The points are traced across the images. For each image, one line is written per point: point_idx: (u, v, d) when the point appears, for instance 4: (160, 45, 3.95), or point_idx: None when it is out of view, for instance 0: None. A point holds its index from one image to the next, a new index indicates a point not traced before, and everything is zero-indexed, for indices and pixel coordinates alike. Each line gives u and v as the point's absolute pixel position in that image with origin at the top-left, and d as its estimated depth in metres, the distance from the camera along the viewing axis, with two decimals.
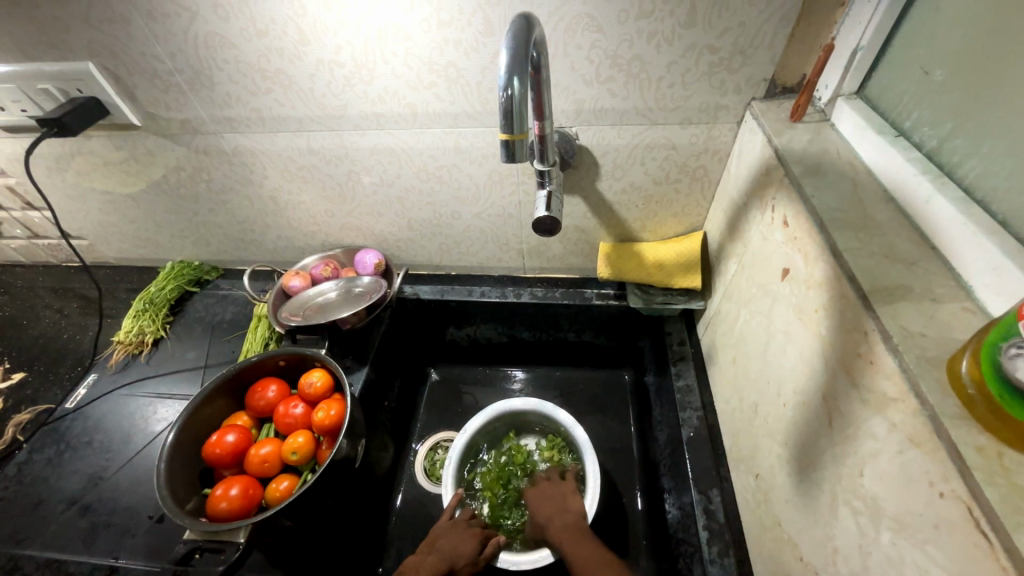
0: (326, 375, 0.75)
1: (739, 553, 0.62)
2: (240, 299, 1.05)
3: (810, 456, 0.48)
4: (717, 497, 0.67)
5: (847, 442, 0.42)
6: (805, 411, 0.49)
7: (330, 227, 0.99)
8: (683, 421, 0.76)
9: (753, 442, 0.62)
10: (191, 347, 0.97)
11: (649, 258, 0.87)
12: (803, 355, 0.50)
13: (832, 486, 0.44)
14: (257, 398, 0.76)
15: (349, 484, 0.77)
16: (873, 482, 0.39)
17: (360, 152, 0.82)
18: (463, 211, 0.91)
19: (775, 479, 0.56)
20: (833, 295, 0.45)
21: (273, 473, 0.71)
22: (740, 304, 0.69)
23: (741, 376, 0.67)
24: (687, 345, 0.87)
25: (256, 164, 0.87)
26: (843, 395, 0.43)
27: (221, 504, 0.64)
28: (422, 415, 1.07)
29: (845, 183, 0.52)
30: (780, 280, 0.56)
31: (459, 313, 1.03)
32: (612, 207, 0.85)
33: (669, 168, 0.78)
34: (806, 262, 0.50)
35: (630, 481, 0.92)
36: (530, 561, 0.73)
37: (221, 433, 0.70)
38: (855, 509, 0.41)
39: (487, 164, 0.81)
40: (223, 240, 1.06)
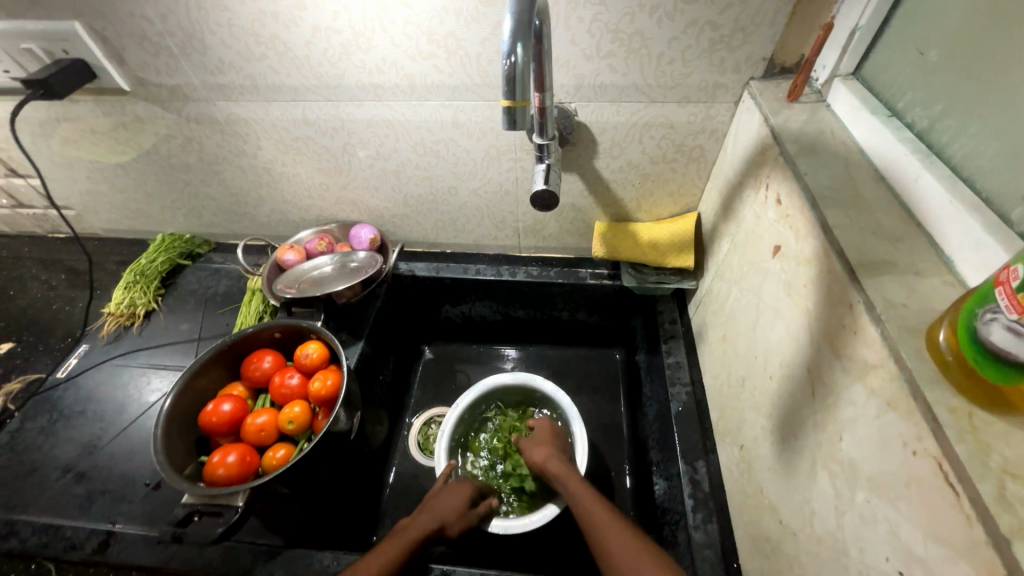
0: (321, 346, 0.76)
1: (721, 520, 0.65)
2: (233, 273, 1.04)
3: (793, 425, 0.50)
4: (702, 468, 0.70)
5: (828, 410, 0.44)
6: (790, 382, 0.51)
7: (325, 201, 0.98)
8: (672, 396, 0.78)
9: (739, 415, 0.64)
10: (183, 319, 0.97)
11: (644, 238, 0.88)
12: (790, 328, 0.52)
13: (812, 452, 0.46)
14: (252, 368, 0.76)
15: (345, 455, 0.78)
16: (851, 446, 0.41)
17: (357, 124, 0.81)
18: (459, 187, 0.91)
19: (758, 449, 0.58)
20: (821, 269, 0.46)
21: (269, 442, 0.72)
22: (731, 283, 0.71)
23: (729, 352, 0.69)
24: (678, 324, 0.89)
25: (250, 134, 0.86)
26: (826, 365, 0.45)
27: (219, 470, 0.65)
28: (416, 391, 1.09)
29: (838, 162, 0.53)
30: (771, 258, 0.57)
31: (454, 290, 1.04)
32: (609, 186, 0.86)
33: (667, 147, 0.78)
34: (797, 239, 0.51)
35: (618, 455, 0.95)
36: (521, 525, 0.75)
37: (217, 403, 0.71)
38: (833, 472, 0.43)
39: (485, 140, 0.81)
40: (215, 213, 1.05)
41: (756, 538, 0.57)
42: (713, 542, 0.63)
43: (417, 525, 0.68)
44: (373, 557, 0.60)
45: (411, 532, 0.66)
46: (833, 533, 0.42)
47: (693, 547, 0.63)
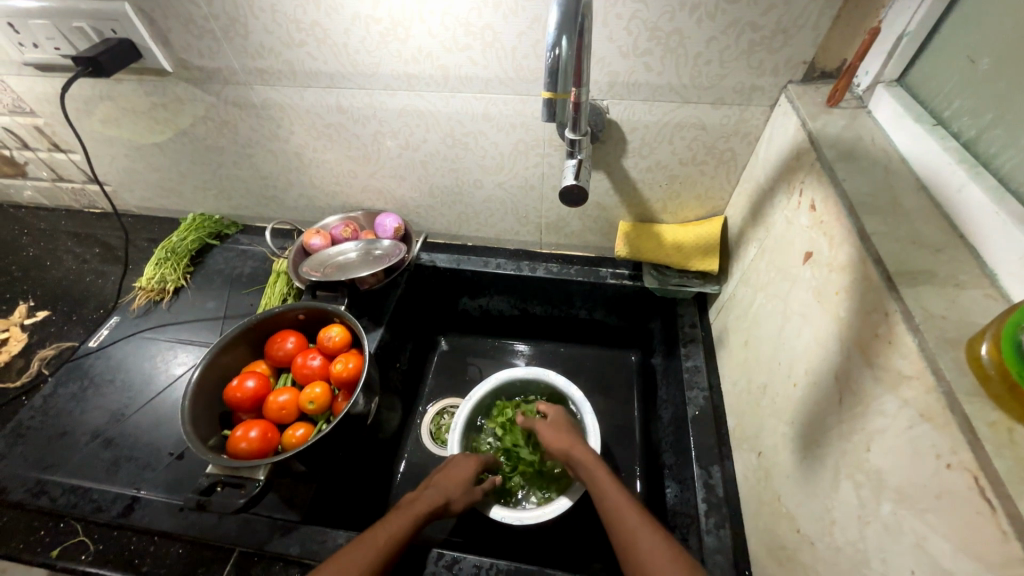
0: (344, 330, 0.77)
1: (734, 526, 0.64)
2: (259, 255, 1.06)
3: (816, 433, 0.49)
4: (717, 473, 0.69)
5: (855, 419, 0.43)
6: (815, 389, 0.51)
7: (352, 189, 1.00)
8: (689, 399, 0.78)
9: (759, 422, 0.64)
10: (210, 297, 0.99)
11: (668, 239, 0.87)
12: (818, 336, 0.52)
13: (835, 461, 0.46)
14: (276, 348, 0.78)
15: (360, 438, 0.80)
16: (878, 456, 0.40)
17: (389, 113, 0.82)
18: (485, 180, 0.91)
19: (778, 456, 0.58)
20: (856, 277, 0.46)
21: (290, 420, 0.73)
22: (756, 289, 0.70)
23: (751, 358, 0.69)
24: (698, 328, 0.88)
25: (284, 119, 0.87)
26: (856, 374, 0.44)
27: (242, 443, 0.67)
28: (430, 381, 1.10)
29: (878, 169, 0.52)
30: (801, 264, 0.57)
31: (474, 283, 1.05)
32: (635, 185, 0.85)
33: (697, 148, 0.78)
34: (830, 245, 0.51)
35: (629, 456, 0.95)
36: (533, 516, 0.76)
37: (242, 379, 0.73)
38: (858, 482, 0.42)
39: (514, 134, 0.81)
40: (244, 195, 1.07)
41: (771, 546, 0.56)
42: (725, 548, 0.63)
43: (423, 500, 0.69)
44: (380, 528, 0.62)
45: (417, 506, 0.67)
46: (854, 544, 0.42)
47: (704, 551, 0.63)
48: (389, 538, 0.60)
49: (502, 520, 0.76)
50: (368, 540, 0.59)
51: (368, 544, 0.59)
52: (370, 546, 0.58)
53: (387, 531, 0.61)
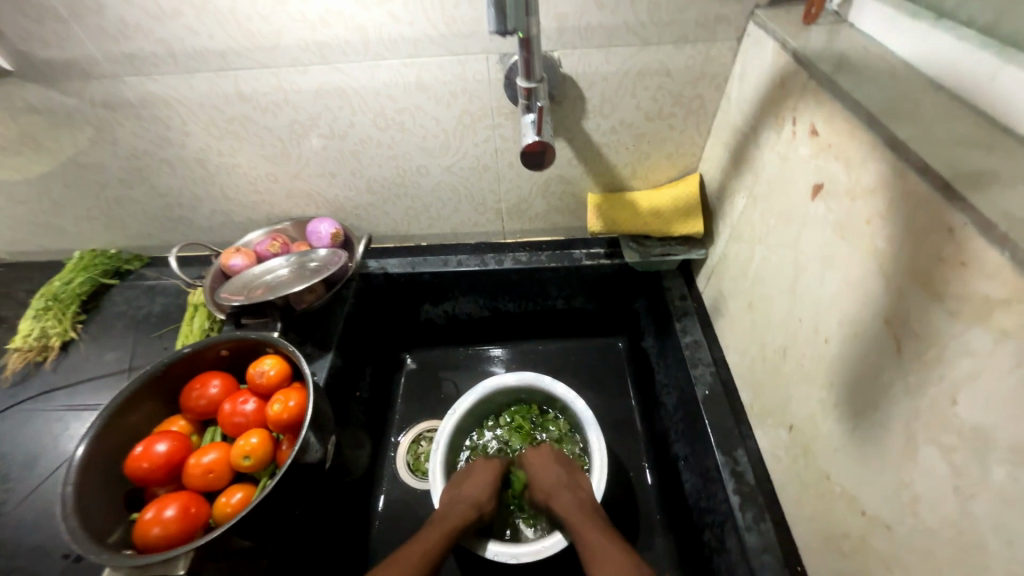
0: (280, 362, 0.62)
1: (775, 515, 0.55)
2: (171, 289, 0.89)
3: (870, 392, 0.41)
4: (743, 457, 0.60)
5: (928, 367, 0.35)
6: (859, 340, 0.42)
7: (274, 195, 0.84)
8: (695, 378, 0.69)
9: (784, 391, 0.55)
10: (110, 348, 0.81)
11: (643, 206, 0.79)
12: (849, 277, 0.43)
13: (905, 423, 0.37)
14: (195, 396, 0.62)
15: (318, 490, 0.64)
16: (975, 408, 0.32)
17: (303, 96, 0.69)
18: (430, 165, 0.79)
19: (816, 427, 0.49)
20: (894, 196, 0.38)
21: (222, 485, 0.57)
22: (753, 242, 0.62)
23: (760, 320, 0.60)
24: (689, 299, 0.80)
25: (174, 118, 0.72)
26: (919, 310, 0.36)
27: (153, 529, 0.51)
28: (400, 405, 0.96)
29: (884, 76, 0.44)
30: (811, 200, 0.49)
31: (434, 286, 0.92)
32: (600, 150, 0.76)
33: (663, 99, 0.69)
34: (849, 169, 0.43)
35: (635, 453, 0.85)
36: (533, 552, 0.63)
37: (149, 443, 0.56)
38: (947, 445, 0.34)
39: (456, 104, 0.70)
40: (143, 221, 0.89)
41: (828, 535, 0.47)
42: (771, 544, 0.53)
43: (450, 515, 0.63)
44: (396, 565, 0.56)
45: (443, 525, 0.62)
46: (956, 523, 0.33)
47: (748, 552, 0.53)
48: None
49: (495, 559, 0.63)
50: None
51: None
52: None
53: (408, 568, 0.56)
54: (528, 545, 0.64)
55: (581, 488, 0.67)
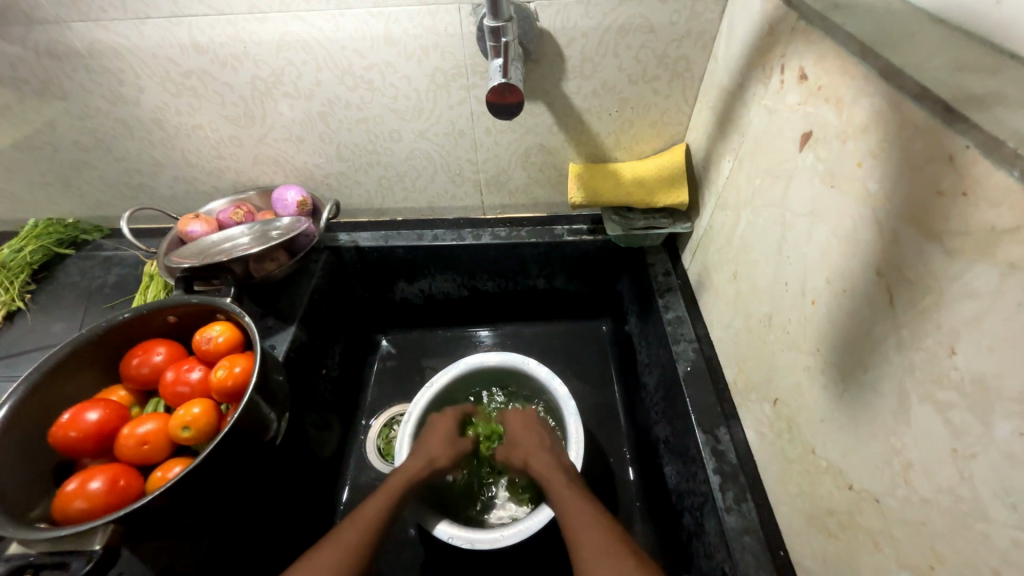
0: (230, 328, 0.58)
1: (757, 496, 0.51)
2: (130, 260, 0.84)
3: (859, 353, 0.37)
4: (725, 436, 0.56)
5: (922, 316, 0.31)
6: (848, 296, 0.38)
7: (239, 162, 0.80)
8: (677, 355, 0.65)
9: (768, 363, 0.51)
10: (59, 319, 0.76)
11: (627, 175, 0.75)
12: (838, 229, 0.40)
13: (896, 382, 0.34)
14: (135, 364, 0.57)
15: (269, 468, 0.60)
16: (977, 357, 0.28)
17: (263, 49, 0.65)
18: (403, 130, 0.75)
19: (801, 398, 0.46)
20: (888, 131, 0.34)
21: (159, 458, 0.53)
22: (738, 208, 0.58)
23: (744, 290, 0.57)
24: (674, 276, 0.76)
25: (127, 71, 0.67)
26: (913, 253, 0.32)
27: (76, 502, 0.46)
28: (373, 388, 0.92)
29: (878, 12, 0.41)
30: (798, 152, 0.45)
31: (409, 263, 0.88)
32: (581, 117, 0.72)
33: (647, 60, 0.66)
34: (840, 110, 0.39)
35: (615, 438, 0.82)
36: (489, 541, 0.60)
37: (79, 411, 0.51)
38: (942, 402, 0.30)
39: (428, 61, 0.66)
40: (100, 188, 0.84)
41: (812, 514, 0.43)
42: (752, 526, 0.49)
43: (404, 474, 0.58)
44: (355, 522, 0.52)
45: (396, 482, 0.57)
46: (954, 490, 0.29)
47: (727, 535, 0.49)
48: (365, 537, 0.51)
49: (450, 542, 0.60)
50: (343, 541, 0.50)
51: (340, 547, 0.49)
52: (345, 548, 0.49)
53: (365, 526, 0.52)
54: (486, 531, 0.61)
55: (559, 452, 0.63)
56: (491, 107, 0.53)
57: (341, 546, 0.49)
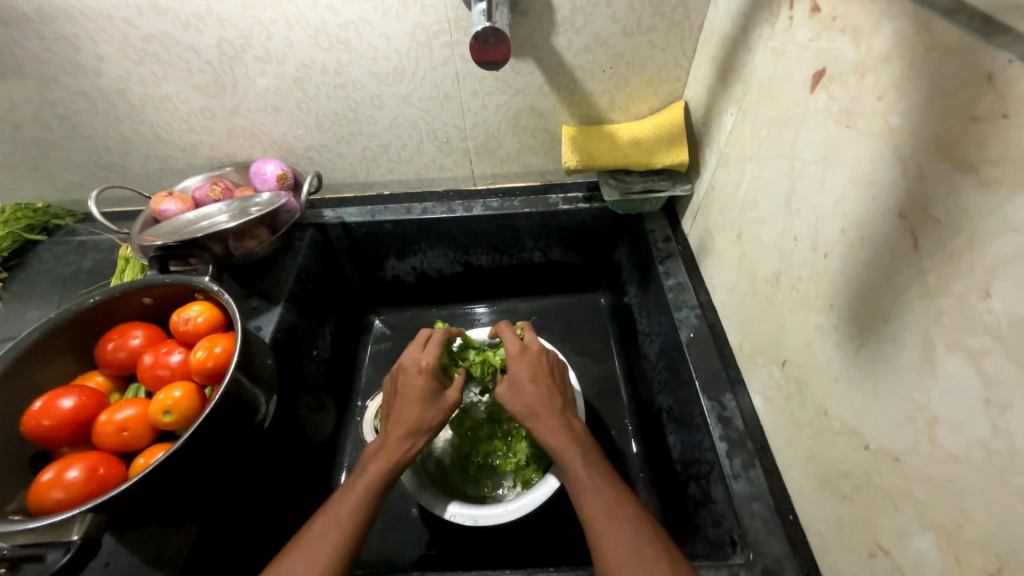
0: (210, 308, 0.55)
1: (765, 461, 0.50)
2: (105, 244, 0.81)
3: (878, 305, 0.35)
4: (731, 402, 0.54)
5: (953, 259, 0.29)
6: (866, 245, 0.36)
7: (213, 136, 0.75)
8: (680, 322, 0.63)
9: (775, 325, 0.49)
10: (33, 307, 0.72)
11: (622, 136, 0.71)
12: (854, 172, 0.37)
13: (921, 333, 0.31)
14: (112, 349, 0.54)
15: (259, 453, 0.58)
16: (1016, 298, 0.25)
17: (228, 7, 0.60)
18: (385, 95, 0.70)
19: (812, 359, 0.43)
20: (914, 56, 0.31)
21: (141, 445, 0.50)
22: (742, 163, 0.55)
23: (749, 250, 0.54)
24: (674, 241, 0.73)
25: (82, 36, 0.62)
26: (943, 189, 0.29)
27: (52, 493, 0.44)
28: (367, 369, 0.89)
29: None
30: (810, 94, 0.42)
31: (399, 238, 0.85)
32: (574, 75, 0.68)
33: (642, 8, 0.61)
34: (858, 41, 0.36)
35: (617, 411, 0.80)
36: (492, 516, 0.58)
37: (52, 398, 0.49)
38: (974, 350, 0.28)
39: (408, 16, 0.61)
40: (67, 169, 0.79)
41: (825, 477, 0.42)
42: (761, 492, 0.48)
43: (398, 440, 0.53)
44: (348, 493, 0.49)
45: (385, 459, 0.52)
46: (985, 443, 0.27)
47: (735, 502, 0.48)
48: (362, 509, 0.47)
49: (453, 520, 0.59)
50: (339, 514, 0.46)
51: (339, 522, 0.46)
52: (343, 521, 0.46)
53: (363, 497, 0.48)
54: (489, 506, 0.59)
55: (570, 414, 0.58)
56: (476, 49, 0.48)
57: (339, 520, 0.46)
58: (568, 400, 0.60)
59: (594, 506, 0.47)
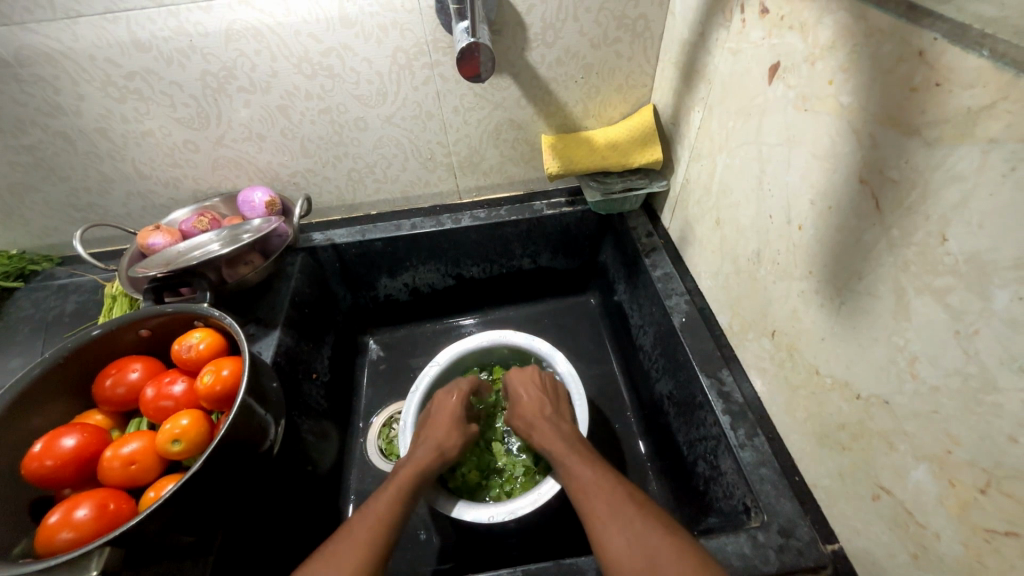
0: (212, 334, 0.55)
1: (767, 430, 0.52)
2: (88, 286, 0.79)
3: (853, 264, 0.38)
4: (729, 378, 0.57)
5: (911, 212, 0.32)
6: (835, 212, 0.39)
7: (197, 168, 0.76)
8: (671, 308, 0.66)
9: (761, 298, 0.53)
10: (13, 356, 0.70)
11: (599, 141, 0.75)
12: (815, 148, 0.41)
13: (893, 285, 0.35)
14: (110, 384, 0.53)
15: (269, 478, 0.57)
16: (969, 238, 0.29)
17: (212, 41, 0.61)
18: (369, 116, 0.73)
19: (798, 325, 0.47)
20: (854, 42, 0.35)
21: (150, 478, 0.49)
22: (714, 154, 0.59)
23: (728, 233, 0.58)
24: (656, 236, 0.77)
25: (61, 77, 0.62)
26: (895, 153, 0.33)
27: (62, 534, 0.42)
28: (367, 389, 0.89)
29: None
30: (768, 84, 0.46)
31: (390, 256, 0.86)
32: (548, 86, 0.72)
33: (606, 22, 0.66)
34: (804, 35, 0.40)
35: (617, 404, 0.82)
36: (506, 512, 0.59)
37: (52, 438, 0.47)
38: (941, 290, 0.31)
39: (388, 41, 0.64)
40: (44, 213, 0.77)
41: (822, 432, 0.45)
42: (767, 457, 0.50)
43: (425, 456, 0.57)
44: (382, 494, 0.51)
45: (410, 472, 0.54)
46: (960, 369, 0.31)
47: (745, 470, 0.50)
48: (393, 511, 0.49)
49: (465, 519, 0.59)
50: (377, 512, 0.48)
51: (377, 513, 0.48)
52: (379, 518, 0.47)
53: (392, 498, 0.50)
54: (503, 503, 0.60)
55: (564, 422, 0.60)
56: (462, 63, 0.52)
57: (373, 517, 0.47)
58: (563, 412, 0.63)
59: (579, 479, 0.50)
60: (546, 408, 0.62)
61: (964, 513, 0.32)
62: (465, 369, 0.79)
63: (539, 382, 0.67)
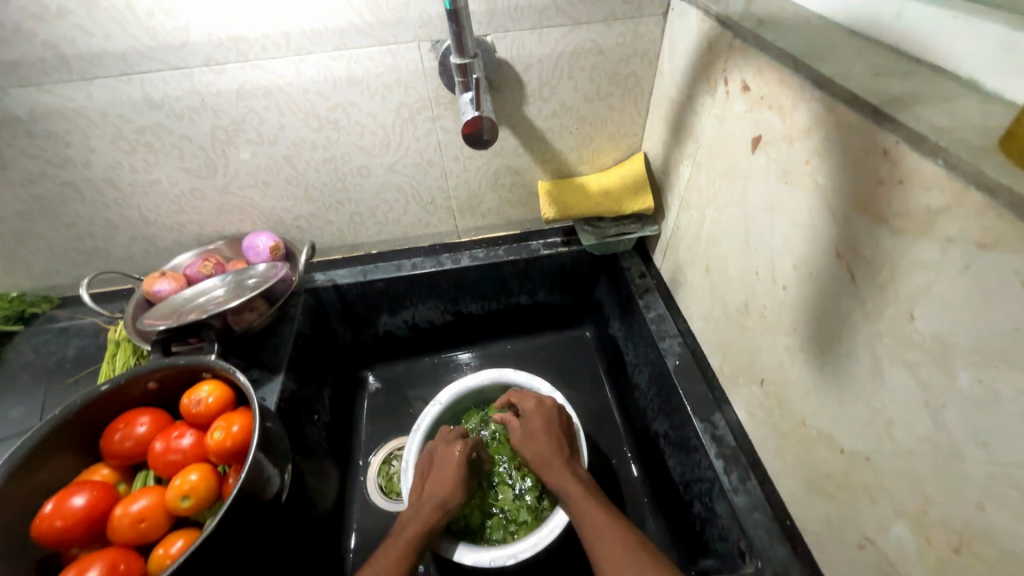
0: (220, 386, 0.56)
1: (758, 474, 0.55)
2: (90, 328, 0.79)
3: (833, 328, 0.41)
4: (721, 421, 0.60)
5: (882, 289, 0.36)
6: (815, 279, 0.43)
7: (203, 213, 0.77)
8: (665, 351, 0.69)
9: (750, 347, 0.55)
10: (14, 404, 0.70)
11: (593, 188, 0.79)
12: (796, 218, 0.44)
13: (869, 353, 0.38)
14: (118, 439, 0.54)
15: (276, 528, 0.57)
16: (935, 320, 0.32)
17: (222, 99, 0.64)
18: (372, 165, 0.75)
19: (785, 376, 0.50)
20: (828, 132, 0.39)
21: (159, 535, 0.50)
22: (703, 207, 0.63)
23: (718, 282, 0.61)
24: (648, 276, 0.81)
25: (72, 133, 0.64)
26: (866, 235, 0.36)
27: None
28: (367, 426, 0.90)
29: (801, 28, 0.46)
30: (752, 153, 0.50)
31: (391, 294, 0.88)
32: (544, 136, 0.76)
33: (599, 79, 0.70)
34: (782, 116, 0.44)
35: (614, 439, 0.84)
36: (507, 555, 0.60)
37: (63, 498, 0.48)
38: (911, 363, 0.34)
39: (392, 98, 0.67)
40: (47, 257, 0.78)
41: (810, 481, 0.47)
42: (759, 501, 0.53)
43: (430, 510, 0.59)
44: (387, 553, 0.53)
45: (416, 529, 0.56)
46: (932, 437, 0.33)
47: (738, 514, 0.52)
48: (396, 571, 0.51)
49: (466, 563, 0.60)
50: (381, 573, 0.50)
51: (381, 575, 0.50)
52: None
53: (398, 558, 0.53)
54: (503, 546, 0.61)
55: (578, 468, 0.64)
56: (470, 142, 0.53)
57: None
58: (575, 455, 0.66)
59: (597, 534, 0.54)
60: (563, 452, 0.64)
61: (940, 569, 0.34)
62: (462, 409, 0.81)
63: (549, 424, 0.68)
